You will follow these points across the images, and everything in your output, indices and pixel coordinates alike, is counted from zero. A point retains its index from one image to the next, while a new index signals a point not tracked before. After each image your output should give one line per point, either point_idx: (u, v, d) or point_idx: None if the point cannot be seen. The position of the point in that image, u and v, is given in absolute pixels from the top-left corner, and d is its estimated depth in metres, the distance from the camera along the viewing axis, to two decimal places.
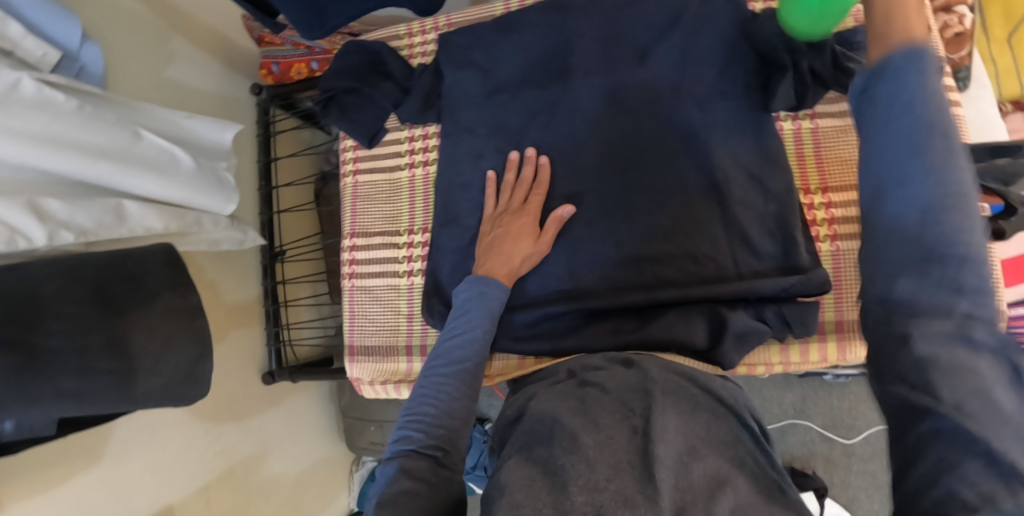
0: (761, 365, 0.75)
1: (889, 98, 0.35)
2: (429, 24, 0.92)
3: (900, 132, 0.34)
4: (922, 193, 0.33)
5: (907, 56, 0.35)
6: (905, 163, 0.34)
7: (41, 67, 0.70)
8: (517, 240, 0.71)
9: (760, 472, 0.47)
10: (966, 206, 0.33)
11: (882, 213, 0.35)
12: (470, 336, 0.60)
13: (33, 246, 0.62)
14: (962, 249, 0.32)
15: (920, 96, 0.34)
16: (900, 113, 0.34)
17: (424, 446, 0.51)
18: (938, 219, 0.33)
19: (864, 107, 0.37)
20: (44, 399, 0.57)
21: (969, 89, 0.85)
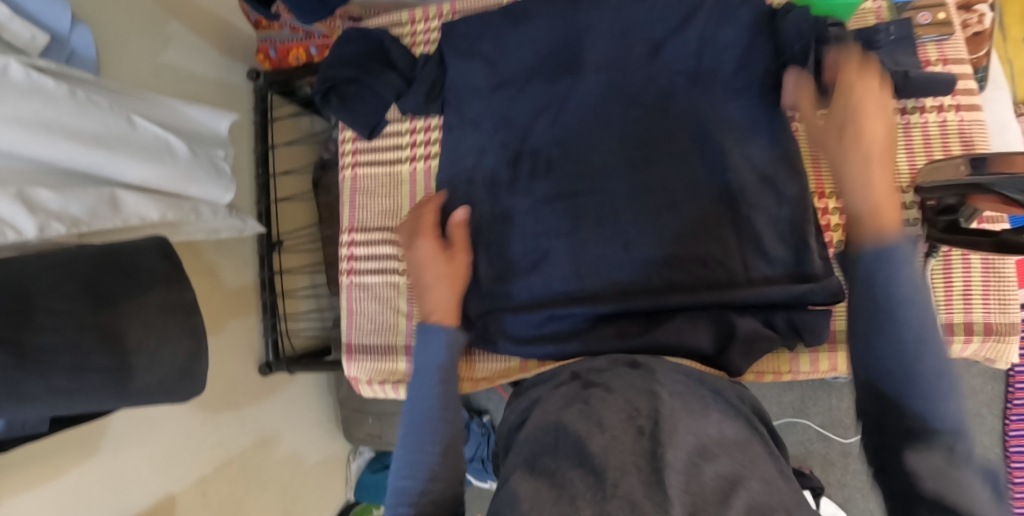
0: (768, 372, 0.73)
1: (866, 284, 0.45)
2: (434, 12, 0.90)
3: (885, 313, 0.43)
4: (906, 366, 0.42)
5: (877, 253, 0.44)
6: (895, 333, 0.43)
7: (29, 52, 0.67)
8: (436, 282, 0.67)
9: (769, 472, 0.46)
10: (942, 377, 0.41)
11: (878, 378, 0.44)
12: (433, 386, 0.60)
13: (22, 238, 0.60)
14: (935, 385, 0.41)
15: (897, 288, 0.43)
16: (875, 298, 0.44)
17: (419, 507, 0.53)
18: (913, 394, 0.42)
19: (858, 289, 0.45)
20: (36, 397, 0.56)
21: (986, 90, 0.83)
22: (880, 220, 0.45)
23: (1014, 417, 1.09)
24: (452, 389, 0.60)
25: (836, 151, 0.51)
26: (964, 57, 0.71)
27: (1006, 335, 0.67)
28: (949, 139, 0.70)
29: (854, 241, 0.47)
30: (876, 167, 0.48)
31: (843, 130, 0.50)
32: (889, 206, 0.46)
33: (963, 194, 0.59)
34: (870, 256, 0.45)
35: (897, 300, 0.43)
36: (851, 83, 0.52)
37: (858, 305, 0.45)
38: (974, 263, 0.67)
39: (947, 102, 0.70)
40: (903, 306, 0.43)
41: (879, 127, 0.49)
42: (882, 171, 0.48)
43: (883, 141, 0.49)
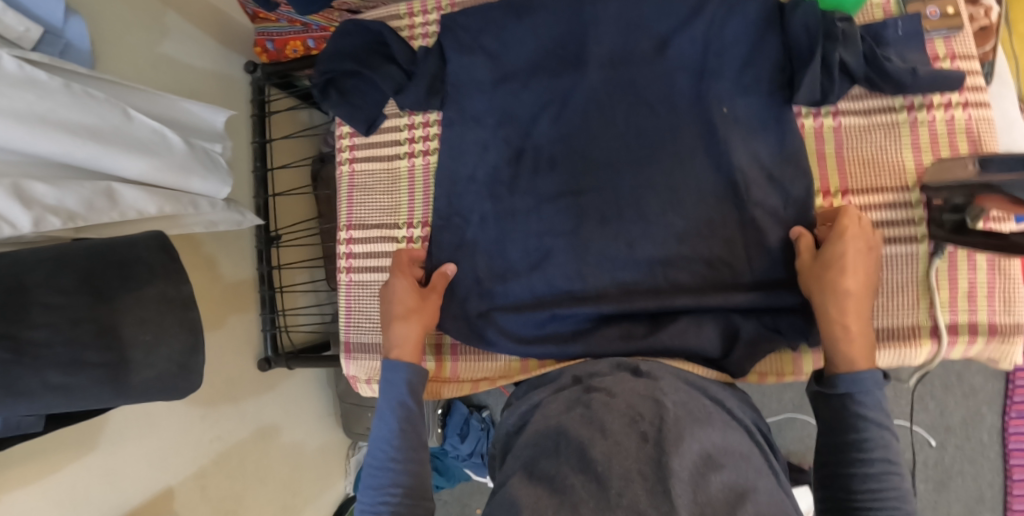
0: (771, 374, 0.72)
1: (840, 409, 0.54)
2: (431, 3, 0.88)
3: (853, 430, 0.53)
4: (868, 490, 0.51)
5: (855, 384, 0.54)
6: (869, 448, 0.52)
7: (22, 44, 0.66)
8: (403, 319, 0.69)
9: (771, 486, 0.48)
10: (899, 501, 0.50)
11: (837, 486, 0.53)
12: (394, 428, 0.64)
13: (18, 231, 0.59)
14: (898, 495, 0.50)
15: (868, 422, 0.53)
16: (849, 428, 0.53)
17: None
18: (875, 509, 0.50)
19: (838, 411, 0.54)
20: (31, 393, 0.56)
21: (993, 86, 0.81)
22: (855, 360, 0.55)
23: (1014, 415, 1.08)
24: (414, 430, 0.64)
25: (817, 287, 0.61)
26: (973, 52, 0.70)
27: (1011, 336, 0.66)
28: (955, 138, 0.69)
29: (831, 370, 0.57)
30: (852, 306, 0.58)
31: (834, 272, 0.59)
32: (861, 351, 0.56)
33: (970, 194, 0.59)
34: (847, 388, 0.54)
35: (863, 426, 0.53)
36: (839, 228, 0.61)
37: (830, 430, 0.55)
38: (980, 262, 0.67)
39: (956, 98, 0.69)
40: (868, 434, 0.52)
41: (860, 271, 0.59)
42: (857, 315, 0.57)
43: (860, 281, 0.59)
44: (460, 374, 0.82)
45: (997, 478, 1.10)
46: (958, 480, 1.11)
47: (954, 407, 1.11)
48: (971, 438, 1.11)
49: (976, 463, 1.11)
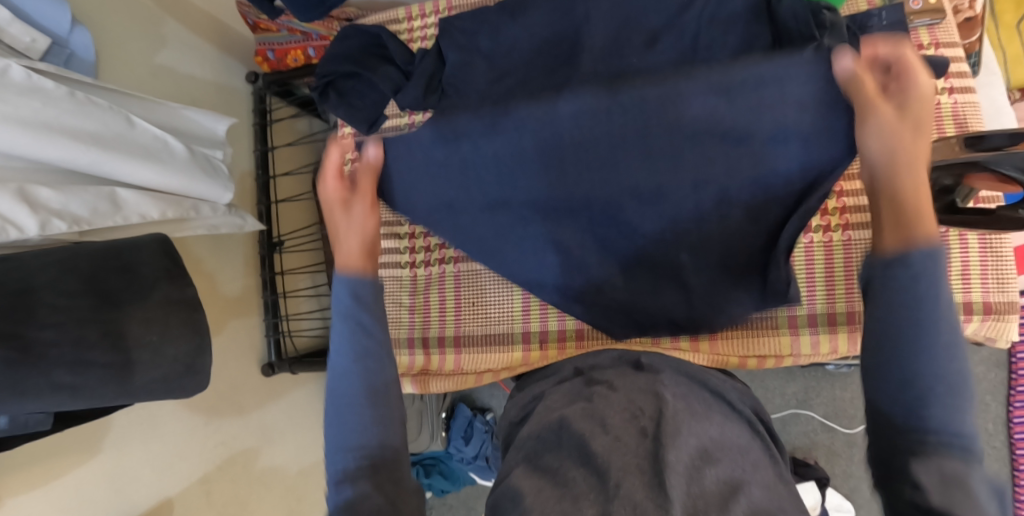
0: (770, 356, 0.75)
1: (895, 290, 0.41)
2: (429, 8, 0.90)
3: (907, 317, 0.40)
4: (931, 385, 0.39)
5: (927, 255, 0.40)
6: (925, 347, 0.39)
7: (29, 54, 0.68)
8: (337, 228, 0.58)
9: (769, 477, 0.48)
10: (962, 395, 0.39)
11: (892, 384, 0.41)
12: (348, 340, 0.52)
13: (24, 235, 0.60)
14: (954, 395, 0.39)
15: (930, 300, 0.39)
16: (904, 314, 0.40)
17: (363, 464, 0.49)
18: (937, 405, 0.39)
19: (896, 289, 0.41)
20: (38, 393, 0.56)
21: (980, 75, 0.83)
22: (923, 221, 0.41)
23: (1018, 404, 1.09)
24: (370, 338, 0.52)
25: (876, 141, 0.46)
26: (956, 40, 0.72)
27: (1006, 313, 0.67)
28: (942, 122, 0.70)
29: (884, 240, 0.43)
30: (917, 160, 0.44)
31: (909, 120, 0.45)
32: (927, 212, 0.42)
33: (960, 175, 0.60)
34: (910, 265, 0.40)
35: (928, 309, 0.39)
36: (903, 74, 0.47)
37: (882, 321, 0.41)
38: (971, 243, 0.68)
39: (940, 85, 0.71)
40: (937, 320, 0.39)
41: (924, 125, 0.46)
42: (921, 176, 0.44)
43: (921, 133, 0.45)
44: (463, 366, 0.84)
45: (1004, 467, 1.10)
46: None
47: None
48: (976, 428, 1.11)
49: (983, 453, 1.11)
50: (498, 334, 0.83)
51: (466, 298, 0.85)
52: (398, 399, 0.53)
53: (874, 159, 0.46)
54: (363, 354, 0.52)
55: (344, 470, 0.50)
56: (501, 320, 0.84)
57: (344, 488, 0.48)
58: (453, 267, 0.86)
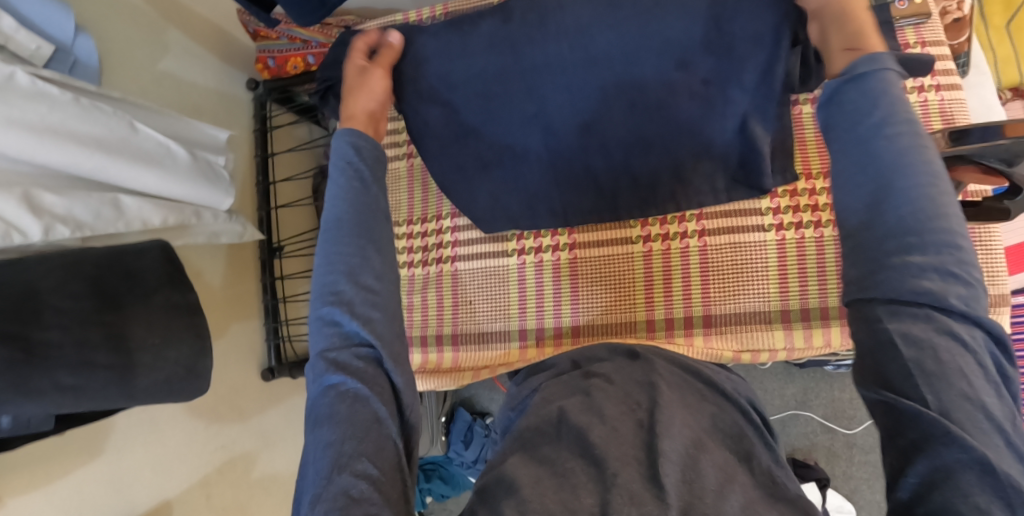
0: (765, 350, 0.74)
1: (856, 106, 0.45)
2: (427, 11, 0.92)
3: (869, 141, 0.44)
4: (905, 184, 0.41)
5: (872, 70, 0.46)
6: (896, 154, 0.42)
7: (34, 61, 0.69)
8: (352, 93, 0.62)
9: (759, 464, 0.49)
10: (927, 183, 0.41)
11: (869, 195, 0.43)
12: (346, 196, 0.53)
13: (28, 241, 0.61)
14: (931, 200, 0.41)
15: (885, 108, 0.44)
16: (866, 128, 0.44)
17: (354, 346, 0.48)
18: (926, 197, 0.41)
19: (855, 110, 0.45)
20: (42, 392, 0.57)
21: (969, 75, 0.85)
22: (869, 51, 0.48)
23: None
24: (364, 197, 0.53)
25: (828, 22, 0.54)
26: (942, 39, 0.73)
27: (997, 308, 0.67)
28: (928, 117, 0.71)
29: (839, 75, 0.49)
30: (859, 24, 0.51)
31: None
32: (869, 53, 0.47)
33: (948, 168, 0.59)
34: (861, 82, 0.46)
35: (879, 115, 0.44)
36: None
37: (847, 147, 0.46)
38: None
39: (927, 82, 0.72)
40: (892, 124, 0.43)
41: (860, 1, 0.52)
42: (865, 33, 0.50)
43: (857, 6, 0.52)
44: (460, 364, 0.84)
45: None
46: None
47: None
48: None
49: None
50: (495, 332, 0.83)
51: (463, 297, 0.85)
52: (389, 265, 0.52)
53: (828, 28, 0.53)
54: (356, 212, 0.52)
55: (336, 341, 0.49)
56: (498, 318, 0.84)
57: (337, 371, 0.47)
58: (451, 265, 0.86)
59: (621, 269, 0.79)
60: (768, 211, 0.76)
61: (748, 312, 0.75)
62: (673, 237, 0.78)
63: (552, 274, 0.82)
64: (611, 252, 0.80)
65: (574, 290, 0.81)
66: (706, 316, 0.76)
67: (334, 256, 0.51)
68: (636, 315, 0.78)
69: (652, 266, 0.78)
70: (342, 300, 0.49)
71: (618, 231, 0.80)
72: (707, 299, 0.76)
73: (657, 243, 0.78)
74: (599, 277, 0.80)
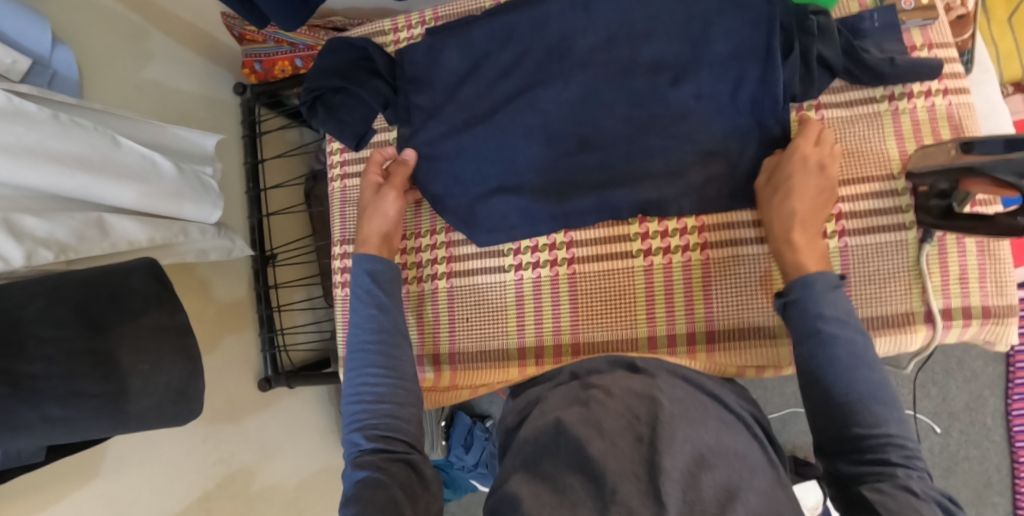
0: (770, 367, 0.73)
1: (796, 318, 0.56)
2: (416, 18, 0.89)
3: (821, 352, 0.53)
4: (848, 394, 0.50)
5: (802, 285, 0.57)
6: (844, 370, 0.51)
7: (10, 76, 0.67)
8: (368, 220, 0.76)
9: (766, 483, 0.47)
10: (878, 396, 0.50)
11: (820, 396, 0.52)
12: (365, 312, 0.68)
13: (11, 266, 0.59)
14: (881, 400, 0.50)
15: (825, 322, 0.54)
16: (805, 338, 0.55)
17: (380, 446, 0.59)
18: (865, 410, 0.49)
19: (806, 322, 0.55)
20: (29, 427, 0.55)
21: (972, 73, 0.82)
22: (802, 267, 0.59)
23: (1016, 397, 1.09)
24: (387, 315, 0.68)
25: (778, 210, 0.64)
26: (950, 40, 0.71)
27: (1005, 317, 0.66)
28: (938, 125, 0.70)
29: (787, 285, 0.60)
30: (804, 217, 0.63)
31: (816, 169, 0.65)
32: (808, 259, 0.59)
33: (957, 179, 0.60)
34: (796, 296, 0.57)
35: (822, 329, 0.53)
36: (794, 155, 0.65)
37: (813, 369, 0.53)
38: (969, 247, 0.67)
39: (935, 86, 0.70)
40: (832, 338, 0.53)
41: (808, 192, 0.64)
42: (801, 231, 0.62)
43: (809, 197, 0.64)
44: (458, 382, 0.83)
45: (1004, 461, 1.10)
46: (965, 466, 1.11)
47: (955, 392, 1.11)
48: (975, 422, 1.11)
49: (982, 447, 1.11)
50: (496, 350, 0.82)
51: (461, 313, 0.84)
52: (403, 375, 0.64)
53: (779, 216, 0.64)
54: (379, 330, 0.67)
55: (362, 444, 0.60)
56: (498, 335, 0.82)
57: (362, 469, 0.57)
58: (446, 282, 0.84)
59: (622, 284, 0.78)
60: None
61: (752, 327, 0.73)
62: (675, 251, 0.76)
63: (551, 290, 0.80)
64: (610, 267, 0.78)
65: (574, 307, 0.79)
66: (709, 331, 0.75)
67: (361, 363, 0.65)
68: (638, 332, 0.77)
69: (653, 281, 0.77)
70: (367, 421, 0.61)
71: (618, 246, 0.78)
72: (710, 315, 0.75)
73: (658, 258, 0.77)
74: (599, 293, 0.79)
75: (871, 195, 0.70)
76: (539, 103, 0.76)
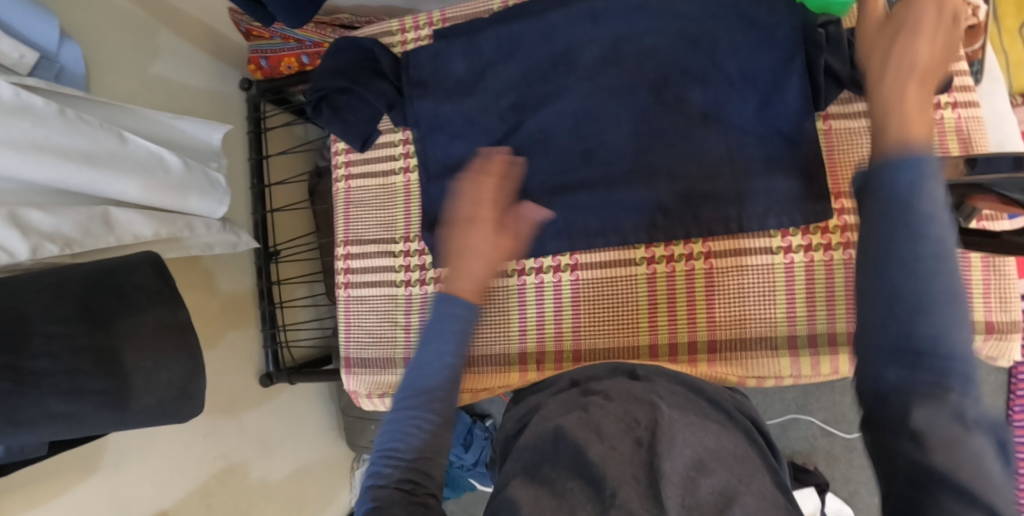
0: (770, 377, 0.73)
1: (875, 204, 0.35)
2: (423, 19, 0.88)
3: (901, 244, 0.34)
4: (915, 298, 0.33)
5: (903, 162, 0.35)
6: (915, 278, 0.33)
7: (18, 70, 0.67)
8: (482, 252, 0.59)
9: (765, 486, 0.46)
10: (955, 302, 0.33)
11: (877, 301, 0.35)
12: (447, 354, 0.55)
13: (16, 260, 0.60)
14: (956, 315, 0.33)
15: (913, 204, 0.34)
16: (885, 223, 0.35)
17: (400, 481, 0.50)
18: (932, 319, 0.33)
19: (888, 201, 0.35)
20: (34, 422, 0.56)
21: (983, 83, 0.81)
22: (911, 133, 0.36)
23: (1017, 408, 1.08)
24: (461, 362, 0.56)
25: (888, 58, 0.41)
26: (960, 53, 0.71)
27: (1008, 333, 0.66)
28: (945, 138, 0.69)
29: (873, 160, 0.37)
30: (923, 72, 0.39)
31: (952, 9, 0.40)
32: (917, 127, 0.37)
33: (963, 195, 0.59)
34: (888, 178, 0.35)
35: (916, 227, 0.34)
36: None
37: (879, 270, 0.35)
38: (975, 262, 0.67)
39: (944, 99, 0.69)
40: (920, 252, 0.33)
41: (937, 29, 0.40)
42: (917, 85, 0.39)
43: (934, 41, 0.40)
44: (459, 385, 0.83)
45: None
46: None
47: None
48: None
49: None
50: (496, 353, 0.82)
51: None
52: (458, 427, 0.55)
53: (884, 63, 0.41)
54: (450, 380, 0.56)
55: (381, 478, 0.51)
56: (499, 339, 0.82)
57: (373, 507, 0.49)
58: None
59: (624, 293, 0.77)
60: (777, 233, 0.72)
61: (754, 338, 0.73)
62: (678, 259, 0.75)
63: (552, 296, 0.80)
64: (612, 274, 0.78)
65: (574, 311, 0.79)
66: (711, 340, 0.75)
67: (414, 403, 0.54)
68: (640, 340, 0.77)
69: (656, 289, 0.76)
70: (395, 455, 0.53)
71: (619, 253, 0.77)
72: (712, 324, 0.75)
73: (661, 266, 0.76)
74: (601, 298, 0.78)
75: None
76: (543, 107, 0.76)
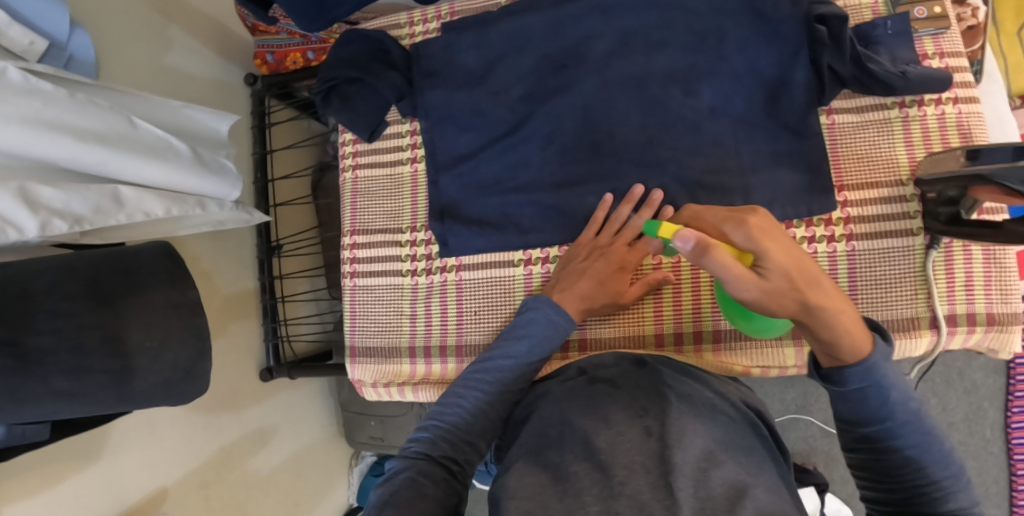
0: (775, 367, 0.74)
1: (855, 402, 0.48)
2: (432, 12, 0.89)
3: (879, 424, 0.47)
4: (912, 452, 0.46)
5: (861, 370, 0.46)
6: (898, 441, 0.46)
7: (27, 57, 0.67)
8: (600, 283, 0.71)
9: (772, 481, 0.47)
10: (941, 463, 0.46)
11: (872, 452, 0.48)
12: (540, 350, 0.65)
13: (25, 236, 0.58)
14: (942, 469, 0.46)
15: (886, 405, 0.46)
16: (871, 417, 0.47)
17: (440, 456, 0.57)
18: (933, 470, 0.46)
19: (865, 404, 0.47)
20: (38, 399, 0.55)
21: (982, 84, 0.83)
22: (857, 351, 0.47)
23: (1016, 410, 1.04)
24: (527, 365, 0.64)
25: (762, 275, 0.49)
26: (961, 50, 0.72)
27: (1009, 325, 0.67)
28: (947, 133, 0.70)
29: (839, 360, 0.48)
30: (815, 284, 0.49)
31: (798, 272, 0.49)
32: (848, 316, 0.48)
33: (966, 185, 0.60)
34: (853, 380, 0.47)
35: (889, 418, 0.46)
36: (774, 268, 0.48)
37: (878, 443, 0.48)
38: (976, 253, 0.68)
39: (945, 95, 0.71)
40: (902, 428, 0.46)
41: (807, 272, 0.49)
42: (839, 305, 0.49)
43: (786, 251, 0.49)
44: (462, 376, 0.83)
45: (1003, 473, 1.06)
46: None
47: (955, 403, 1.07)
48: (974, 434, 1.06)
49: (981, 459, 1.06)
50: None
51: (469, 306, 0.82)
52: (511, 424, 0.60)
53: (748, 305, 0.51)
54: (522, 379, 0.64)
55: (422, 447, 0.58)
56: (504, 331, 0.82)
57: (406, 464, 0.56)
58: (455, 275, 0.84)
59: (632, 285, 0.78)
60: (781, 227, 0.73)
61: None
62: None
63: None
64: None
65: None
66: (715, 331, 0.75)
67: (477, 383, 0.62)
68: (645, 330, 0.78)
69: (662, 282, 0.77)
70: (444, 426, 0.60)
71: None
72: (718, 314, 0.75)
73: (666, 256, 0.77)
74: None
75: (880, 201, 0.71)
76: (553, 101, 0.78)
